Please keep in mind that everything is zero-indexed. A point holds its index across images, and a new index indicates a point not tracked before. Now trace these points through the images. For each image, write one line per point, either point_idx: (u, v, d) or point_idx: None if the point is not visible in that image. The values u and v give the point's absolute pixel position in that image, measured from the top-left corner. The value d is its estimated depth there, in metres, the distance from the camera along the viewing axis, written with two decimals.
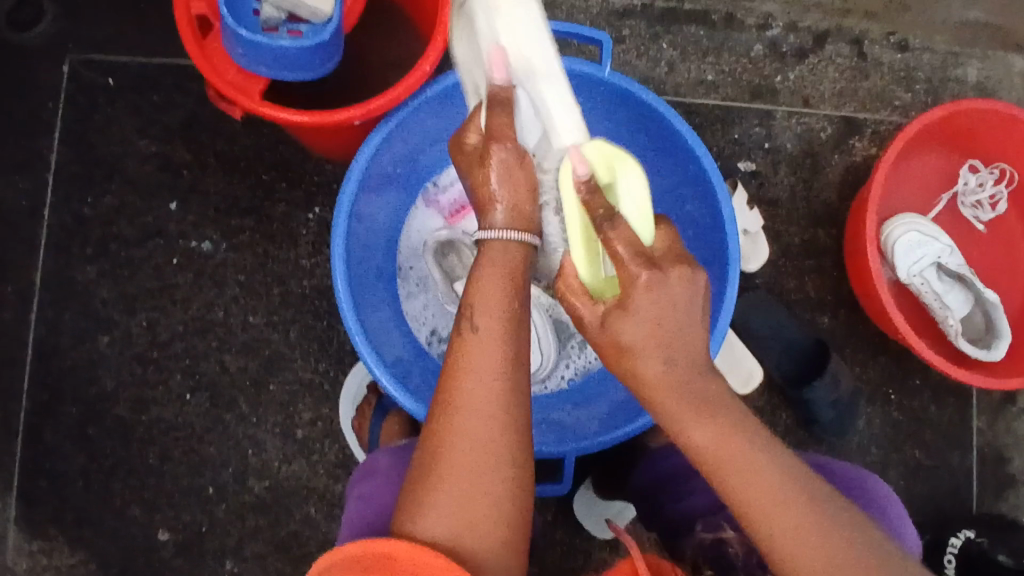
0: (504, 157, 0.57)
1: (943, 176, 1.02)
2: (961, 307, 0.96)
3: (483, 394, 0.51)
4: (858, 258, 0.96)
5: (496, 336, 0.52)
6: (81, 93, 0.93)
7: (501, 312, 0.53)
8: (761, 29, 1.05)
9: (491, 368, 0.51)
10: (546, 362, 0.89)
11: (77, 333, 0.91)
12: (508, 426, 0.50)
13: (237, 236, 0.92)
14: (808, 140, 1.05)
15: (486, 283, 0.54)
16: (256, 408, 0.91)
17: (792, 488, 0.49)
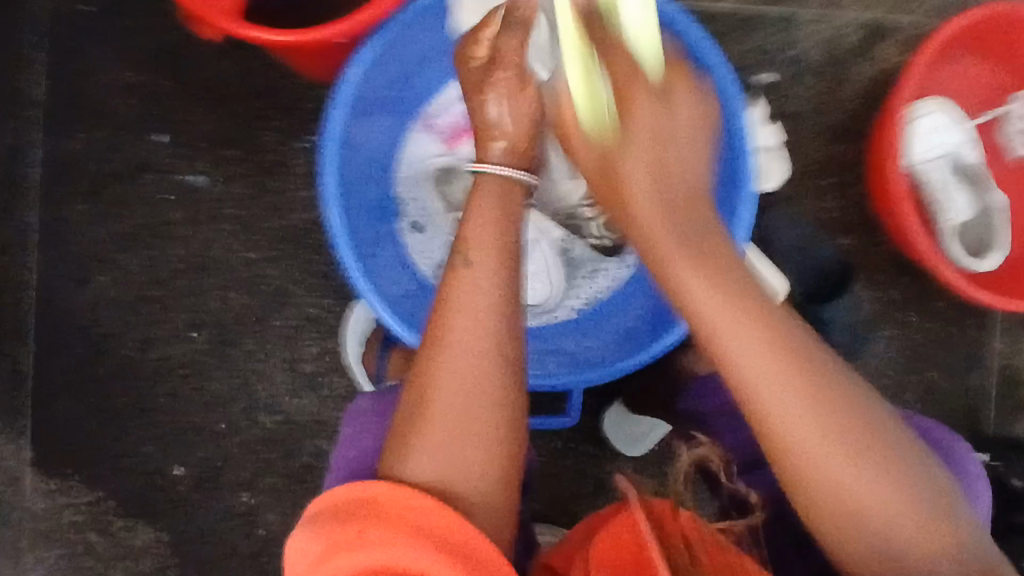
0: (506, 81, 0.65)
1: (988, 92, 0.96)
2: (966, 209, 0.90)
3: (478, 330, 0.49)
4: (881, 175, 0.91)
5: (488, 272, 0.51)
6: (57, 21, 0.88)
7: (492, 245, 0.53)
8: None
9: (480, 307, 0.50)
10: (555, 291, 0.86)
11: (75, 274, 0.89)
12: (498, 364, 0.49)
13: (230, 168, 0.89)
14: (833, 48, 0.98)
15: (480, 225, 0.55)
16: (262, 344, 0.90)
17: (821, 410, 0.45)
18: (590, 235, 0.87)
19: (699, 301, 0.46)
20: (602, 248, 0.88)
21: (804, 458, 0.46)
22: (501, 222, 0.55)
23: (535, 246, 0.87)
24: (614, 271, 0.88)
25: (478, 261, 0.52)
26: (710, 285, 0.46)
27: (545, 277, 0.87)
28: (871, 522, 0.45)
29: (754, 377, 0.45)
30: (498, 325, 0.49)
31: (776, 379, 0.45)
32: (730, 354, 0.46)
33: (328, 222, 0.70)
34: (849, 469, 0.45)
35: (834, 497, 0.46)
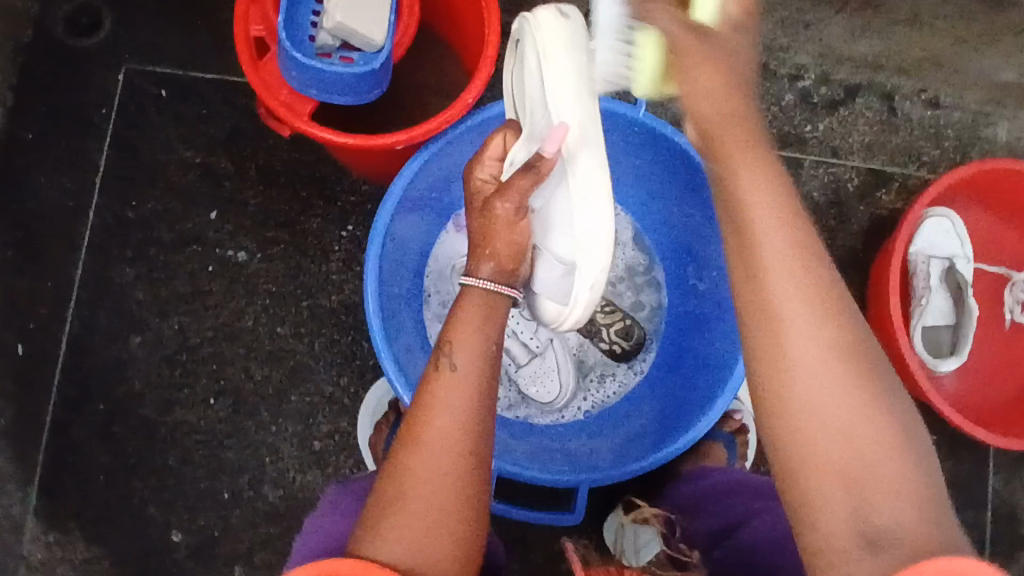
0: (504, 212, 0.65)
1: (981, 240, 1.03)
2: (938, 315, 0.98)
3: (452, 430, 0.55)
4: (880, 307, 0.97)
5: (466, 378, 0.57)
6: (134, 102, 0.96)
7: (474, 350, 0.59)
8: (793, 79, 1.07)
9: (457, 407, 0.56)
10: (565, 390, 0.90)
11: (109, 332, 0.93)
12: (468, 464, 0.54)
13: (273, 248, 0.95)
14: (835, 190, 1.07)
15: (464, 328, 0.60)
16: (277, 417, 0.93)
17: (840, 359, 0.48)
18: (602, 340, 0.93)
19: (785, 276, 0.50)
20: (612, 352, 0.93)
21: (820, 416, 0.48)
22: (484, 332, 0.60)
23: (550, 346, 0.92)
24: (622, 377, 0.93)
25: (464, 372, 0.57)
26: (770, 197, 0.52)
27: (556, 376, 0.91)
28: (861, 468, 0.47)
29: (785, 291, 0.50)
30: (468, 427, 0.55)
31: (811, 299, 0.50)
32: (785, 326, 0.49)
33: (365, 308, 0.74)
34: (868, 451, 0.47)
35: (844, 475, 0.47)
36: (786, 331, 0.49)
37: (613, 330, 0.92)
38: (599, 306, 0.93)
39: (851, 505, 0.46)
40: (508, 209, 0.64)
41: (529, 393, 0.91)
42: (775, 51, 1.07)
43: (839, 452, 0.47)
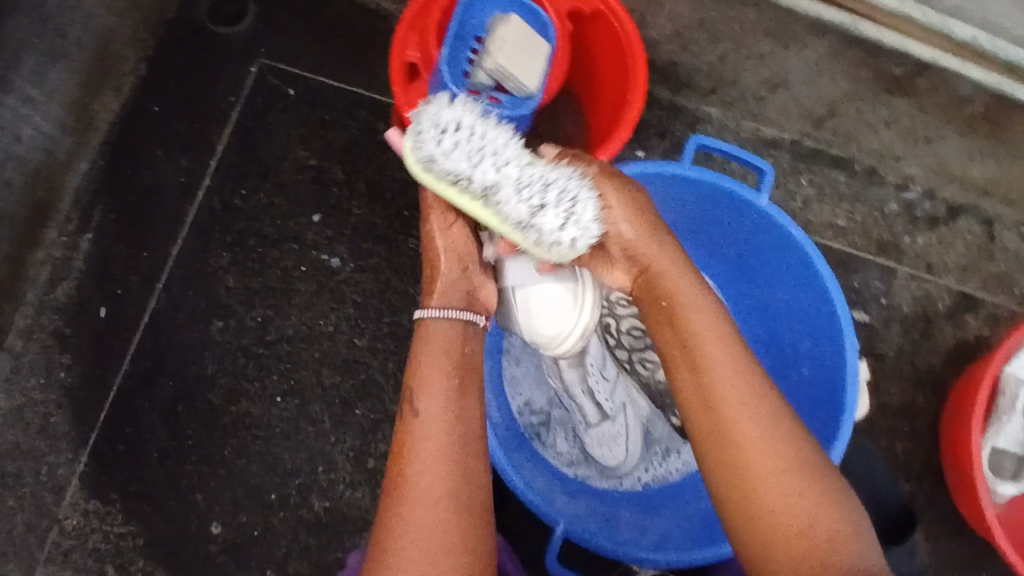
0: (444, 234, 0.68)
1: None
2: (1013, 441, 0.97)
3: (433, 474, 0.57)
4: (958, 434, 0.95)
5: (437, 419, 0.60)
6: (261, 96, 0.99)
7: (440, 391, 0.62)
8: (899, 188, 1.07)
9: (434, 446, 0.58)
10: (630, 459, 0.89)
11: (193, 313, 0.94)
12: (454, 504, 0.56)
13: (366, 259, 0.96)
14: (924, 305, 1.06)
15: (428, 368, 0.63)
16: (338, 427, 0.92)
17: (752, 397, 0.55)
18: (674, 414, 0.91)
19: (697, 327, 0.59)
20: (682, 429, 0.90)
21: (752, 449, 0.53)
22: (445, 365, 0.63)
23: (622, 411, 0.89)
24: (686, 456, 0.91)
25: (432, 412, 0.60)
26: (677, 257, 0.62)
27: (624, 443, 0.88)
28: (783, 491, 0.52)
29: (703, 342, 0.58)
30: (450, 467, 0.58)
31: (720, 346, 0.58)
32: (709, 371, 0.57)
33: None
34: (790, 479, 0.52)
35: (774, 505, 0.52)
36: (707, 365, 0.57)
37: None
38: None
39: (775, 538, 0.51)
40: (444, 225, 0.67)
41: (593, 454, 0.90)
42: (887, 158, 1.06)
43: (763, 476, 0.53)
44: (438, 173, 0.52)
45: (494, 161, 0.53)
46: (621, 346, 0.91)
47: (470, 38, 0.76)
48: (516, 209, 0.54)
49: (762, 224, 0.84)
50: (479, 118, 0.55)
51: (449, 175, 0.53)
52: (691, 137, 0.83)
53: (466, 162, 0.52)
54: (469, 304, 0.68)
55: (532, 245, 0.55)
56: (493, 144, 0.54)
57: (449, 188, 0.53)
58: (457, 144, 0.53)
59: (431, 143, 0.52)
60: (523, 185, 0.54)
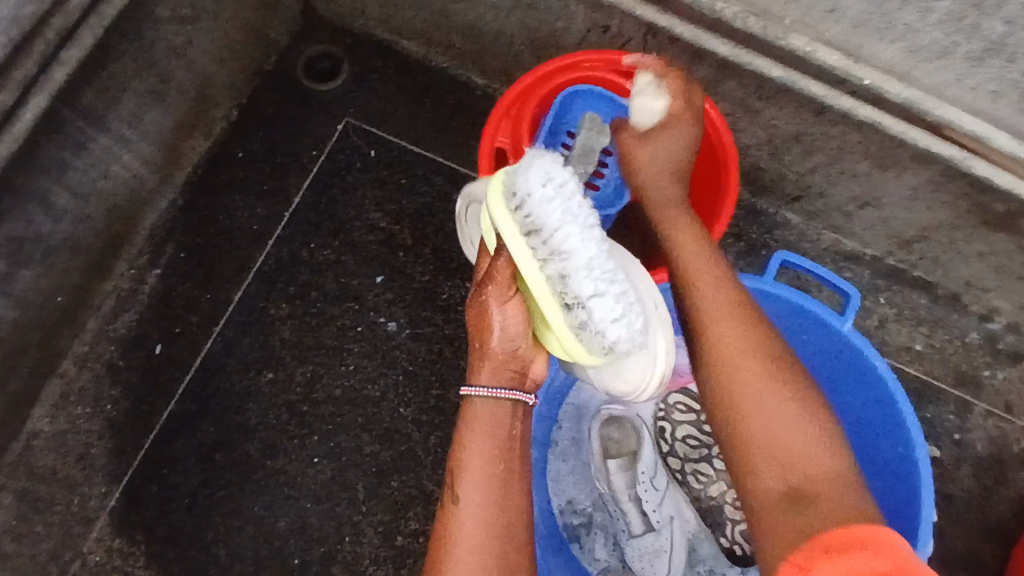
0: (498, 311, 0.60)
1: None
2: None
3: (469, 567, 0.59)
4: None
5: (477, 508, 0.60)
6: (344, 154, 1.00)
7: (484, 479, 0.61)
8: (983, 318, 1.02)
9: (479, 550, 0.59)
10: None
11: (244, 360, 0.93)
12: None
13: (423, 327, 0.94)
14: (999, 446, 0.99)
15: (473, 451, 0.61)
16: (371, 498, 0.90)
17: (784, 388, 0.59)
18: (723, 535, 0.84)
19: (726, 325, 0.62)
20: (731, 553, 0.83)
21: (780, 442, 0.57)
22: (490, 449, 0.61)
23: (668, 524, 0.85)
24: None
25: (473, 501, 0.60)
26: (701, 247, 0.68)
27: (666, 559, 0.84)
28: (813, 477, 0.55)
29: (728, 334, 0.62)
30: (485, 560, 0.59)
31: (747, 333, 0.62)
32: (738, 368, 0.60)
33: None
34: (828, 468, 0.56)
35: (813, 490, 0.55)
36: (737, 365, 0.60)
37: (738, 529, 0.83)
38: (731, 498, 0.84)
39: (806, 501, 0.54)
40: (493, 298, 0.59)
41: (633, 565, 0.84)
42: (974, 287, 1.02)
43: (800, 469, 0.56)
44: (523, 216, 0.55)
45: (582, 231, 0.55)
46: (674, 454, 0.87)
47: (563, 133, 0.81)
48: (571, 288, 0.55)
49: (843, 351, 0.80)
50: (561, 193, 0.55)
51: (533, 223, 0.54)
52: (776, 251, 0.80)
53: (557, 216, 0.54)
54: (514, 383, 0.63)
55: (567, 325, 0.56)
56: (586, 215, 0.56)
57: (523, 236, 0.55)
58: (559, 196, 0.55)
59: (530, 184, 0.55)
60: (589, 271, 0.55)
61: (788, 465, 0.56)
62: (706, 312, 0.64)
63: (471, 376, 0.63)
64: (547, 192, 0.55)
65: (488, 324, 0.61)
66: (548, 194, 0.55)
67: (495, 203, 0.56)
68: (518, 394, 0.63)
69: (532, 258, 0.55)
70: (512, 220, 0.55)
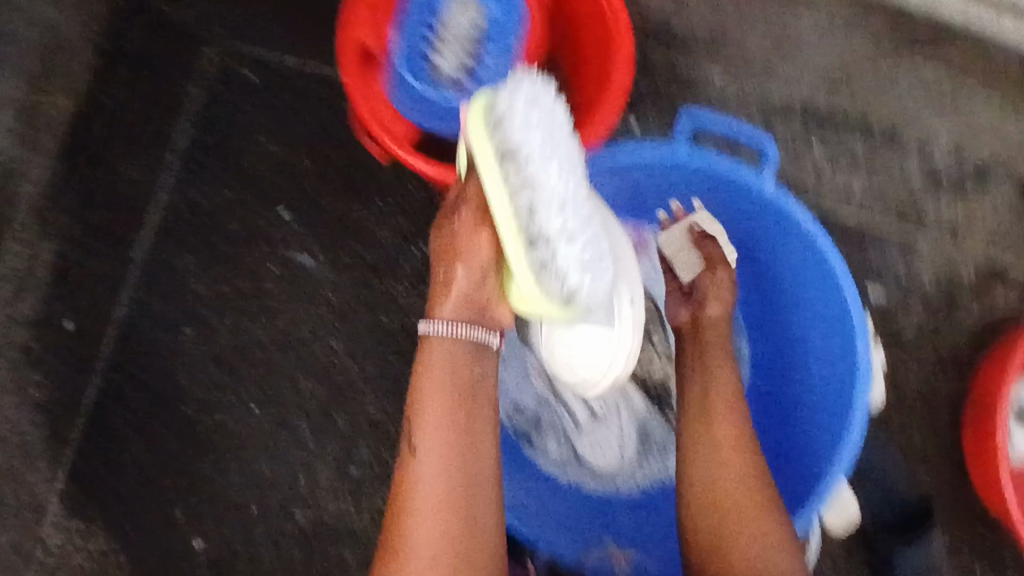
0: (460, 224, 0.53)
1: None
2: None
3: (439, 508, 0.55)
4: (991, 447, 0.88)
5: (444, 448, 0.55)
6: (222, 82, 0.92)
7: (450, 415, 0.56)
8: (923, 151, 0.98)
9: (449, 492, 0.55)
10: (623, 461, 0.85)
11: (161, 321, 0.89)
12: (462, 533, 0.55)
13: (339, 256, 0.90)
14: (948, 279, 0.97)
15: (432, 389, 0.56)
16: (318, 436, 0.88)
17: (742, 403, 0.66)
18: (671, 413, 0.85)
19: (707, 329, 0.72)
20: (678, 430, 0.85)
21: (740, 442, 0.64)
22: (452, 384, 0.56)
23: (616, 412, 0.85)
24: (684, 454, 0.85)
25: (442, 441, 0.55)
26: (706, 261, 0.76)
27: (617, 445, 0.85)
28: (757, 477, 0.62)
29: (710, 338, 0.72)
30: (455, 500, 0.55)
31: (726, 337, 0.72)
32: (716, 370, 0.68)
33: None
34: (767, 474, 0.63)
35: (757, 489, 0.62)
36: (712, 366, 0.69)
37: None
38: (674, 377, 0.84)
39: (749, 499, 0.61)
40: (466, 221, 0.51)
41: (586, 457, 0.85)
42: (908, 120, 0.98)
43: (748, 466, 0.63)
44: (501, 133, 0.45)
45: (563, 165, 0.46)
46: None
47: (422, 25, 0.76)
48: (540, 229, 0.45)
49: (764, 207, 0.76)
50: (543, 115, 0.46)
51: (511, 142, 0.45)
52: (681, 112, 0.75)
53: (540, 140, 0.45)
54: (476, 316, 0.56)
55: (530, 272, 0.46)
56: (565, 148, 0.47)
57: (495, 156, 0.45)
58: (540, 118, 0.45)
59: (511, 98, 0.45)
60: (567, 213, 0.46)
61: (748, 461, 0.63)
62: (705, 315, 0.73)
63: (430, 312, 0.56)
64: (528, 109, 0.45)
65: (450, 246, 0.53)
66: (529, 112, 0.45)
67: (468, 113, 0.46)
68: (479, 331, 0.56)
69: (500, 184, 0.45)
70: (489, 136, 0.45)
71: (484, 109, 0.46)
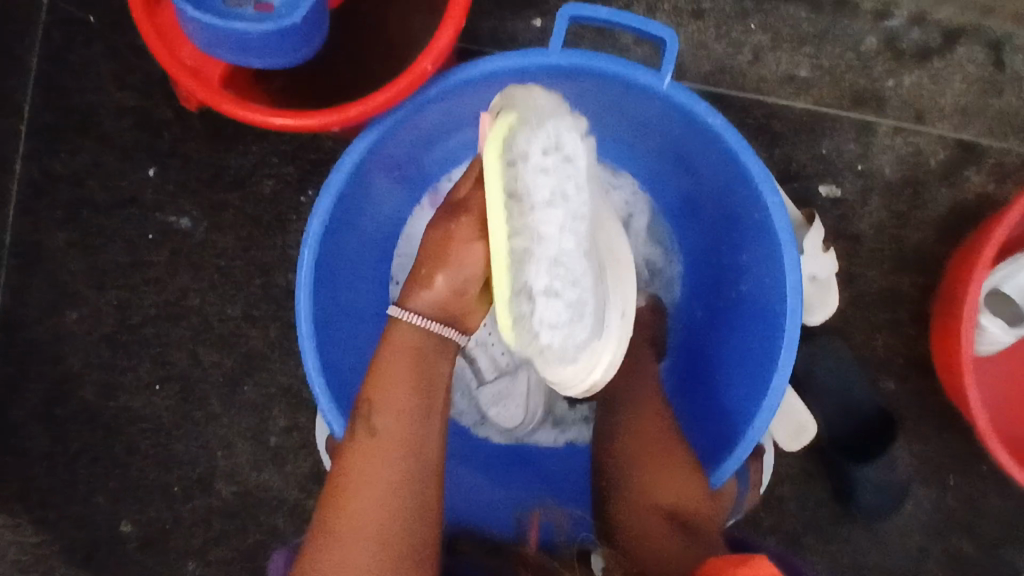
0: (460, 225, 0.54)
1: None
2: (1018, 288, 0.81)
3: (389, 460, 0.52)
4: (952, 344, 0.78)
5: (400, 405, 0.53)
6: (60, 30, 0.81)
7: (405, 376, 0.54)
8: (878, 16, 0.84)
9: (401, 446, 0.52)
10: (529, 416, 0.76)
11: (42, 305, 0.83)
12: (410, 486, 0.52)
13: (220, 214, 0.82)
14: (912, 165, 0.85)
15: (393, 352, 0.55)
16: (229, 408, 0.83)
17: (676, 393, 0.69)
18: None
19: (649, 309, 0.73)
20: None
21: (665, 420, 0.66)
22: (416, 352, 0.55)
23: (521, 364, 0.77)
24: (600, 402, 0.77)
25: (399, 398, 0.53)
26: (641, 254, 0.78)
27: (522, 399, 0.76)
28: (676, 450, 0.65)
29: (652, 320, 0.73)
30: (409, 454, 0.52)
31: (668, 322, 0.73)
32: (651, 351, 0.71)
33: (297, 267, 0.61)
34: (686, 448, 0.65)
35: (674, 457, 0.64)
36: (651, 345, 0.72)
37: None
38: None
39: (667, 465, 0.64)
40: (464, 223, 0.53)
41: (490, 413, 0.77)
42: None
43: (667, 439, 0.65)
44: (513, 176, 0.44)
45: (566, 222, 0.46)
46: None
47: None
48: (530, 281, 0.46)
49: (672, 113, 0.65)
50: (561, 173, 0.46)
51: (524, 191, 0.44)
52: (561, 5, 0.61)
53: (549, 196, 0.45)
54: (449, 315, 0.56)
55: (504, 313, 0.48)
56: (577, 209, 0.47)
57: (504, 198, 0.45)
58: (558, 176, 0.45)
59: (536, 145, 0.45)
60: (560, 269, 0.47)
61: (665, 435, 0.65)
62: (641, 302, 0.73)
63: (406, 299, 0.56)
64: (549, 163, 0.45)
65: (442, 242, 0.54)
66: (550, 166, 0.45)
67: (491, 146, 0.45)
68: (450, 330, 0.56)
69: (502, 226, 0.45)
70: (504, 177, 0.44)
71: (509, 145, 0.45)
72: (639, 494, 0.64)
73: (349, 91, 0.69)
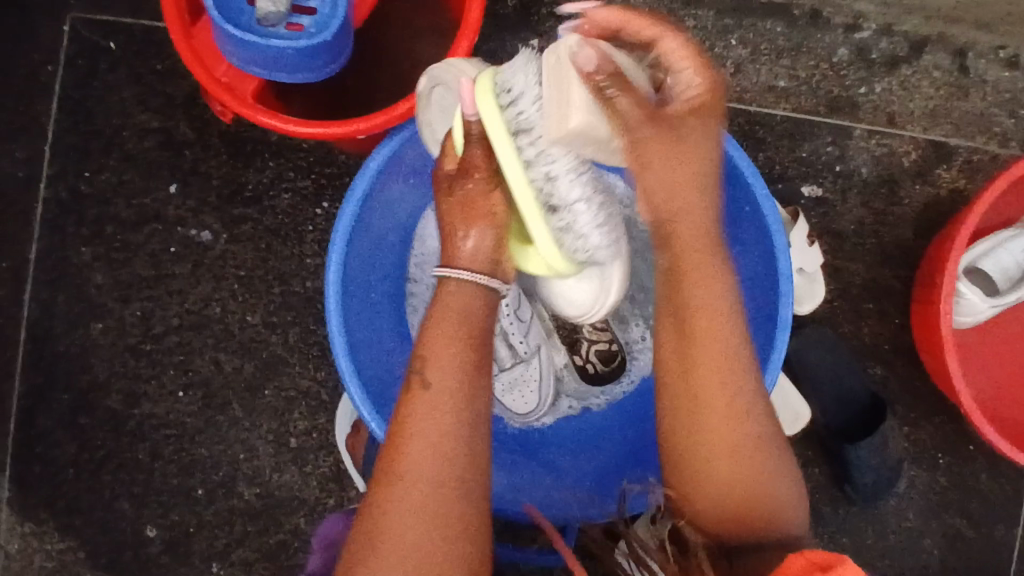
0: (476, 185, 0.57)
1: None
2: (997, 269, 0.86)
3: (444, 403, 0.55)
4: (931, 324, 0.84)
5: (453, 352, 0.57)
6: (84, 58, 0.86)
7: (458, 329, 0.57)
8: (849, 29, 0.91)
9: (455, 390, 0.56)
10: (543, 401, 0.80)
11: (68, 318, 0.86)
12: (465, 425, 0.55)
13: (240, 227, 0.86)
14: (887, 165, 0.92)
15: (444, 306, 0.58)
16: (250, 412, 0.87)
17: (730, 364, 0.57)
18: (579, 353, 0.82)
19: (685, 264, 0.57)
20: (586, 372, 0.82)
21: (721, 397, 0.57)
22: (461, 308, 0.58)
23: (536, 353, 0.81)
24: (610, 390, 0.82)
25: (452, 348, 0.57)
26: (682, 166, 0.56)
27: (536, 386, 0.80)
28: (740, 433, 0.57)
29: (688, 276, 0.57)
30: (464, 397, 0.56)
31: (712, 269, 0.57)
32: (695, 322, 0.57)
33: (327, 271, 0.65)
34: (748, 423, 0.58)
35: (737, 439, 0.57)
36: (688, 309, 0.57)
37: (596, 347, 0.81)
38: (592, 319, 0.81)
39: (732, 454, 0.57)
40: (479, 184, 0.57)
41: (505, 401, 0.81)
42: None
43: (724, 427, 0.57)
44: (516, 114, 0.53)
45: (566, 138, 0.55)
46: None
47: None
48: (558, 190, 0.56)
49: None
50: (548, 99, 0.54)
51: (527, 123, 0.53)
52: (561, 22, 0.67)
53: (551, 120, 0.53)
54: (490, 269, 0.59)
55: (547, 227, 0.56)
56: None
57: (512, 136, 0.53)
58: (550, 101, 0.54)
59: (525, 81, 0.53)
60: (576, 176, 0.56)
61: (730, 411, 0.57)
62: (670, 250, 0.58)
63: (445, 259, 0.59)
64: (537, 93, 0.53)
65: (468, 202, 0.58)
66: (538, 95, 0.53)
67: (484, 98, 0.53)
68: (494, 283, 0.59)
69: (518, 158, 0.53)
70: (508, 120, 0.53)
71: (501, 92, 0.53)
72: (697, 482, 0.58)
73: (365, 106, 0.74)
